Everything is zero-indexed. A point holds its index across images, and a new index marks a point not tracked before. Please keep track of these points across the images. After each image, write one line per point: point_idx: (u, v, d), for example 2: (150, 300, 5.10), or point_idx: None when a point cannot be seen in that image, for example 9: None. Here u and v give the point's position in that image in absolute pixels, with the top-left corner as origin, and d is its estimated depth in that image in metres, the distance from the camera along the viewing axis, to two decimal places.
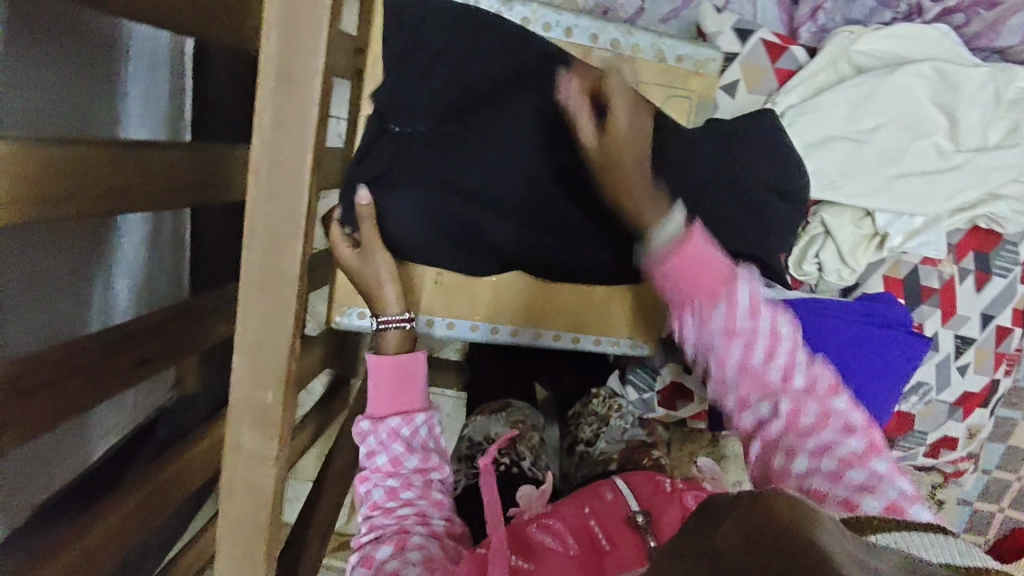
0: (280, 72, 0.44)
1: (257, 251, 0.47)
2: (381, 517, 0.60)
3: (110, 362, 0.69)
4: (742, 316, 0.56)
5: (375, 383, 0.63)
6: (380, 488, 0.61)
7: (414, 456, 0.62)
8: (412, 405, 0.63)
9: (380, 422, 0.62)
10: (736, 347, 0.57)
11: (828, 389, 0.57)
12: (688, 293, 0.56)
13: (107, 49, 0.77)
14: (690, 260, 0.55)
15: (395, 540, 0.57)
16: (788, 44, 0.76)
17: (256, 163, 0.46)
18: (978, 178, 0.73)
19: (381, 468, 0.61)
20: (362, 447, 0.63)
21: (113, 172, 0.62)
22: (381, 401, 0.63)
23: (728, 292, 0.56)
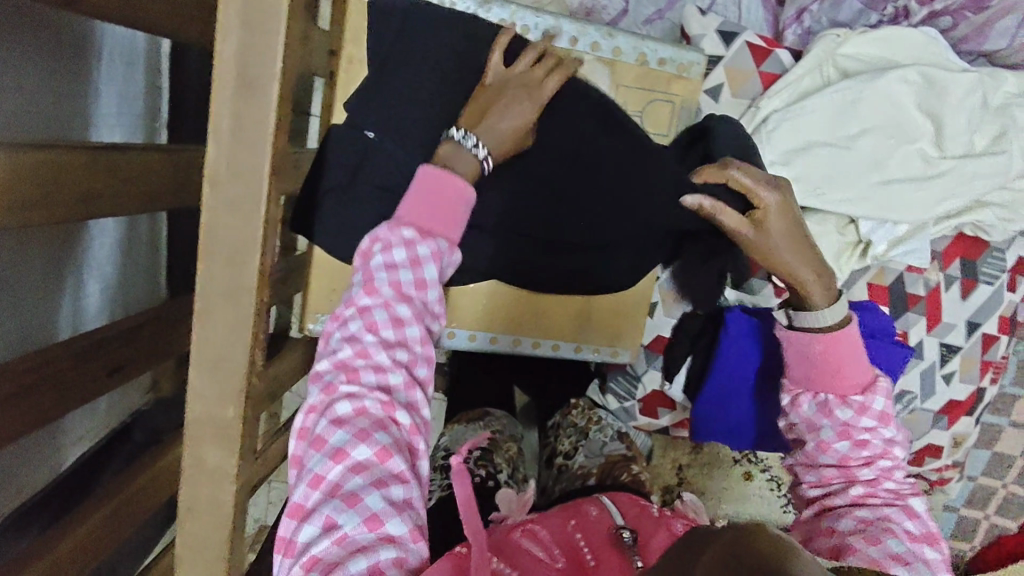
0: (240, 78, 0.43)
1: (219, 263, 0.46)
2: (375, 347, 0.48)
3: (81, 369, 0.67)
4: (866, 419, 0.58)
5: (416, 197, 0.51)
6: (374, 332, 0.48)
7: (436, 292, 0.51)
8: (445, 234, 0.51)
9: (423, 238, 0.50)
10: (848, 442, 0.58)
11: (909, 495, 0.57)
12: (822, 376, 0.59)
13: (79, 48, 0.75)
14: (841, 350, 0.58)
15: (385, 434, 0.45)
16: (774, 47, 0.75)
17: (212, 171, 0.44)
18: (965, 187, 0.72)
19: (394, 308, 0.48)
20: (382, 254, 0.49)
21: (88, 177, 0.60)
22: (424, 207, 0.51)
23: (862, 396, 0.58)
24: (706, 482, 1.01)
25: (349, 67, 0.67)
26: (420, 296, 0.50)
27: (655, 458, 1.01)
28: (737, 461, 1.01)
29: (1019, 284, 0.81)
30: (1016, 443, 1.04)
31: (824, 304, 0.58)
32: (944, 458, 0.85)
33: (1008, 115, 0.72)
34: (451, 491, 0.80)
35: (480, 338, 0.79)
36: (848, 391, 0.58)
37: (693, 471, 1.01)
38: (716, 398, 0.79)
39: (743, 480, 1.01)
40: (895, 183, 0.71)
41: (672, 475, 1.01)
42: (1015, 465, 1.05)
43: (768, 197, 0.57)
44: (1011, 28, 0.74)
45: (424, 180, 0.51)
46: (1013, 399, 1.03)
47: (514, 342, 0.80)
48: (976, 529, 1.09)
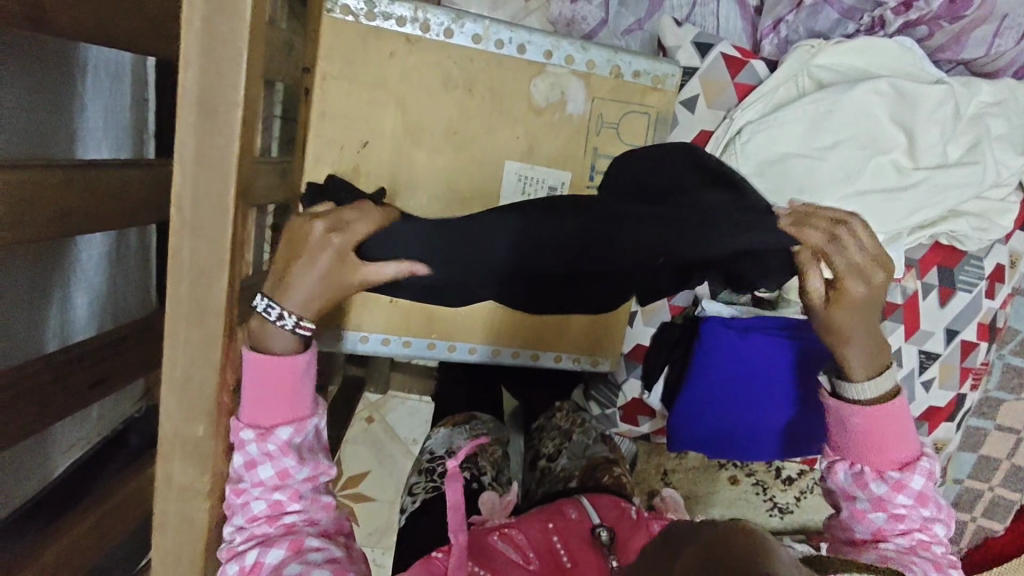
0: (200, 104, 0.44)
1: (185, 288, 0.47)
2: (263, 522, 0.53)
3: (63, 383, 0.68)
4: (903, 496, 0.56)
5: (252, 388, 0.51)
6: (258, 498, 0.53)
7: (305, 469, 0.54)
8: (293, 417, 0.52)
9: (269, 435, 0.52)
10: (884, 513, 0.56)
11: (946, 566, 0.55)
12: (863, 451, 0.56)
13: (63, 64, 0.75)
14: (883, 423, 0.55)
15: (290, 542, 0.52)
16: (749, 57, 0.76)
17: (177, 196, 0.45)
18: (938, 196, 0.72)
19: (260, 474, 0.52)
20: (240, 456, 0.52)
21: (62, 193, 0.61)
22: (261, 398, 0.51)
23: (900, 473, 0.55)
24: (692, 488, 1.02)
25: (323, 82, 0.68)
26: (289, 477, 0.53)
27: (640, 464, 1.02)
28: (723, 466, 1.01)
29: (997, 292, 0.81)
30: (1003, 446, 1.04)
31: (866, 377, 0.55)
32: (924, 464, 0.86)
33: (981, 125, 0.73)
34: (434, 495, 0.81)
35: (460, 346, 0.80)
36: (888, 464, 0.56)
37: (679, 476, 1.02)
38: (705, 402, 0.79)
39: (728, 484, 1.01)
40: (870, 194, 0.72)
41: (658, 479, 1.02)
42: (1001, 467, 1.05)
43: (852, 284, 0.52)
44: (986, 37, 0.74)
45: (252, 375, 0.51)
46: (1000, 403, 1.03)
47: (495, 351, 0.81)
48: (963, 531, 1.09)
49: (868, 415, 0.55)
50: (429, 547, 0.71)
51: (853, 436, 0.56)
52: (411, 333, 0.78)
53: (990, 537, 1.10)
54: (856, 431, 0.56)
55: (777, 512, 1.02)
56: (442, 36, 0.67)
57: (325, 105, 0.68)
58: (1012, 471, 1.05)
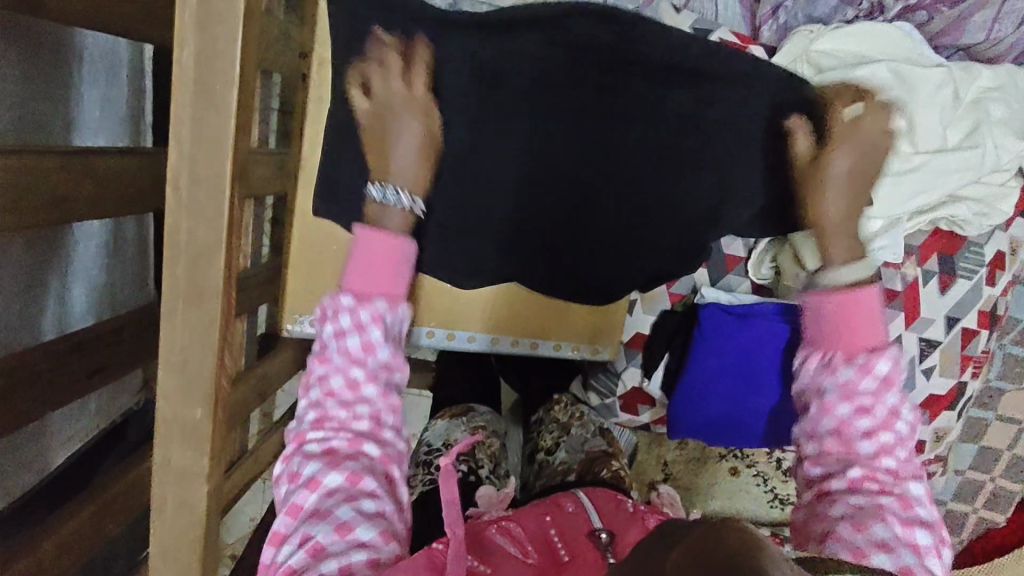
0: (197, 82, 0.43)
1: (183, 268, 0.46)
2: (336, 407, 0.54)
3: (62, 372, 0.67)
4: (870, 380, 0.57)
5: (359, 260, 0.57)
6: (337, 376, 0.54)
7: (388, 347, 0.56)
8: (388, 293, 0.57)
9: (364, 303, 0.55)
10: (850, 407, 0.57)
11: (907, 478, 0.55)
12: (834, 334, 0.59)
13: (59, 52, 0.75)
14: (856, 310, 0.59)
15: (349, 471, 0.51)
16: (747, 44, 0.76)
17: (174, 177, 0.45)
18: (936, 181, 0.72)
19: (348, 351, 0.55)
20: (331, 323, 0.55)
21: (60, 179, 0.61)
22: (365, 272, 0.57)
23: (867, 357, 0.57)
24: (692, 479, 1.02)
25: (321, 68, 0.68)
26: (372, 352, 0.55)
27: (640, 455, 1.02)
28: (723, 457, 1.01)
29: (998, 279, 0.81)
30: (1004, 436, 1.04)
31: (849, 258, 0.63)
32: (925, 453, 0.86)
33: (981, 109, 0.72)
34: (432, 486, 0.80)
35: (458, 335, 0.80)
36: (874, 356, 0.57)
37: (679, 466, 1.02)
38: (707, 377, 0.79)
39: (729, 475, 1.01)
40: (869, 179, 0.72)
41: (657, 470, 1.02)
42: (1003, 458, 1.05)
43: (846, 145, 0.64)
44: (986, 22, 0.74)
45: (363, 245, 0.57)
46: (1000, 393, 1.02)
47: (493, 339, 0.81)
48: (964, 522, 1.09)
49: (841, 299, 0.59)
50: (428, 536, 0.71)
51: (822, 320, 0.60)
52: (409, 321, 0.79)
53: (991, 528, 1.09)
54: (830, 315, 0.60)
55: (778, 503, 1.01)
56: None
57: (323, 91, 0.69)
58: (1014, 461, 1.04)
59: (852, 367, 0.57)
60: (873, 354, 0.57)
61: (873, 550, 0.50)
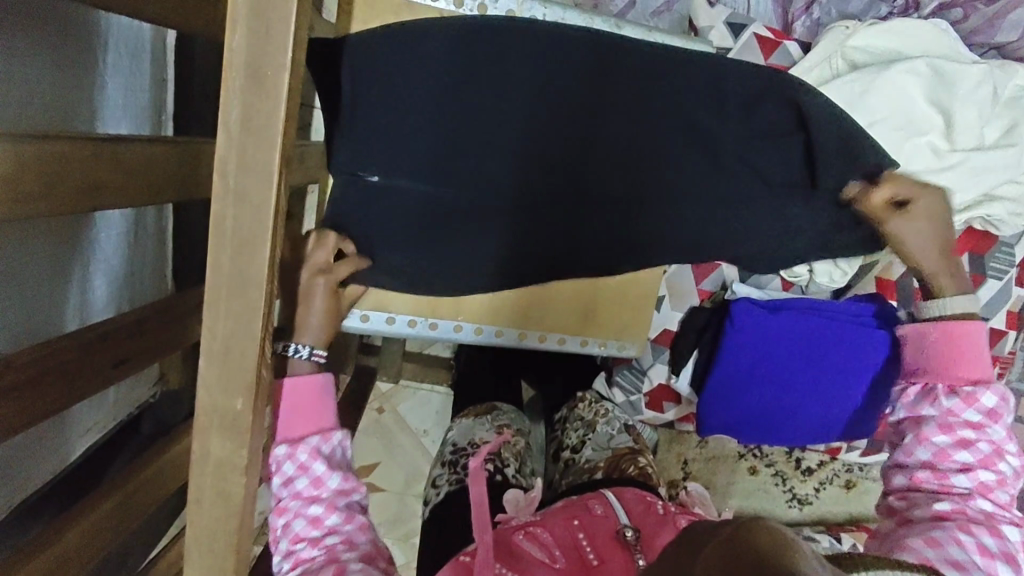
0: (248, 67, 0.42)
1: (227, 258, 0.45)
2: (305, 548, 0.53)
3: (89, 363, 0.66)
4: (972, 412, 0.55)
5: (286, 411, 0.55)
6: (299, 521, 0.54)
7: (336, 474, 0.55)
8: (321, 425, 0.56)
9: (299, 445, 0.54)
10: (949, 439, 0.55)
11: (1003, 521, 0.53)
12: (935, 364, 0.56)
13: (84, 39, 0.74)
14: (959, 339, 0.56)
15: (331, 569, 0.51)
16: (782, 39, 0.77)
17: (221, 162, 0.44)
18: (973, 180, 0.72)
19: (299, 485, 0.54)
20: (276, 478, 0.54)
21: (90, 166, 0.60)
22: (290, 420, 0.55)
23: (970, 388, 0.55)
24: (710, 477, 1.01)
25: None
26: (322, 485, 0.54)
27: (660, 452, 1.01)
28: (742, 456, 1.00)
29: None
30: None
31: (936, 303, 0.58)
32: None
33: (1018, 108, 0.72)
34: (460, 485, 0.80)
35: (487, 329, 0.79)
36: (974, 385, 0.55)
37: (699, 465, 1.01)
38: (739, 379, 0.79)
39: (748, 474, 1.01)
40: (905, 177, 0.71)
41: (678, 469, 1.01)
42: None
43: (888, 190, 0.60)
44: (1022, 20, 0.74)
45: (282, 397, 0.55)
46: None
47: (521, 334, 0.80)
48: None
49: (948, 328, 0.56)
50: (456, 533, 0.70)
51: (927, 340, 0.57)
52: (437, 316, 0.78)
53: None
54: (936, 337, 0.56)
55: (796, 503, 1.01)
56: (474, 12, 0.70)
57: None
58: None
59: (953, 395, 0.55)
60: (977, 386, 0.55)
61: (946, 565, 0.49)
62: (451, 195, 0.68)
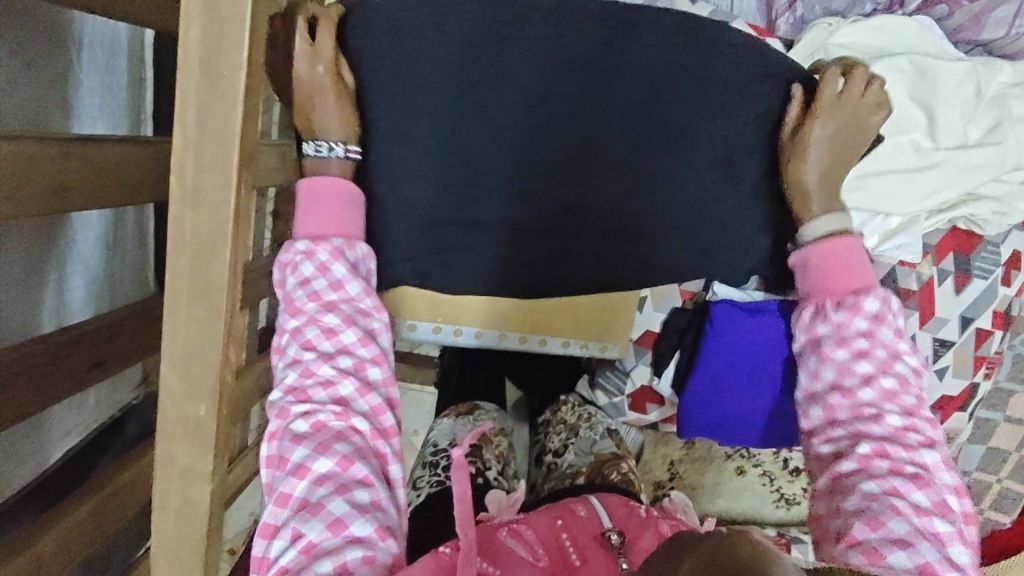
0: (203, 67, 0.42)
1: (187, 262, 0.45)
2: (315, 361, 0.55)
3: (61, 366, 0.65)
4: (860, 320, 0.58)
5: (308, 209, 0.60)
6: (312, 328, 0.56)
7: (355, 282, 0.59)
8: (341, 232, 0.61)
9: (319, 244, 0.59)
10: (847, 354, 0.57)
11: (920, 446, 0.54)
12: (822, 282, 0.60)
13: (57, 38, 0.73)
14: (842, 255, 0.60)
15: (339, 408, 0.54)
16: (764, 36, 0.74)
17: (179, 164, 0.43)
18: (956, 178, 0.71)
19: (315, 285, 0.58)
20: (294, 275, 0.58)
21: (59, 167, 0.59)
22: (313, 220, 0.60)
23: (853, 298, 0.58)
24: (698, 479, 1.00)
25: None
26: (342, 290, 0.58)
27: (647, 454, 1.02)
28: (729, 456, 1.00)
29: (1014, 279, 0.80)
30: (1013, 438, 1.03)
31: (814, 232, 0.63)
32: None
33: (1002, 106, 0.71)
34: (440, 488, 0.79)
35: (466, 330, 0.78)
36: (860, 297, 0.58)
37: (686, 467, 1.01)
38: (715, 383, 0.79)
39: (735, 475, 1.00)
40: (887, 175, 0.70)
41: (663, 470, 1.01)
42: (1010, 460, 1.04)
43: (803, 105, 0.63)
44: (1007, 17, 0.72)
45: (306, 193, 0.59)
46: (1010, 394, 1.01)
47: (500, 335, 0.79)
48: None
49: (824, 251, 0.61)
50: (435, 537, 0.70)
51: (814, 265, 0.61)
52: (415, 317, 0.78)
53: (997, 529, 1.08)
54: (816, 260, 0.61)
55: (784, 503, 0.99)
56: None
57: None
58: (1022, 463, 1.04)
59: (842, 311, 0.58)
60: (860, 295, 0.58)
61: (889, 548, 0.48)
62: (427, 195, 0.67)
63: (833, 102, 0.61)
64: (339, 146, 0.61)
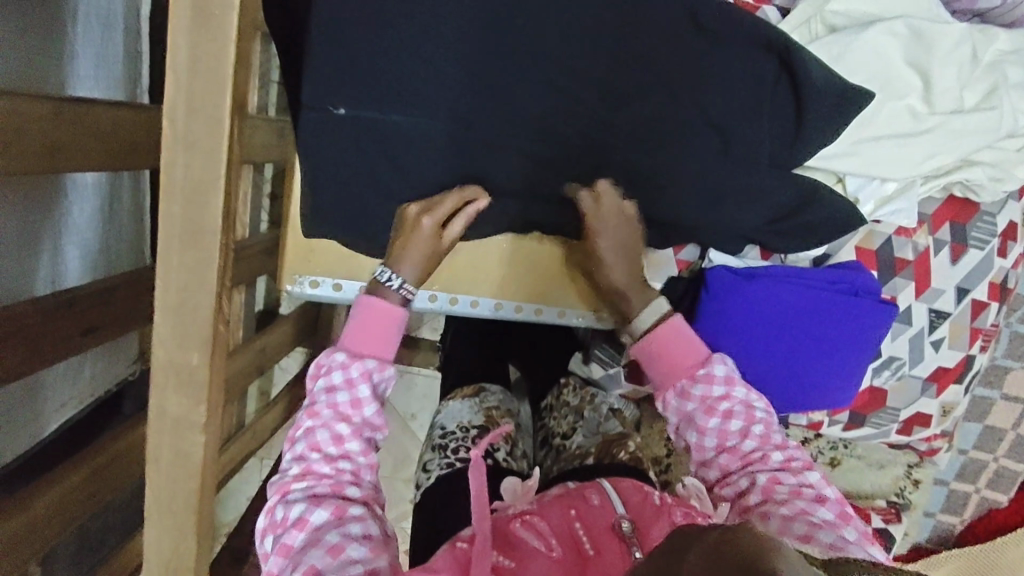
0: (194, 8, 0.42)
1: (178, 206, 0.45)
2: (319, 462, 0.55)
3: (53, 328, 0.65)
4: (719, 386, 0.64)
5: (356, 325, 0.60)
6: (323, 430, 0.56)
7: (374, 405, 0.58)
8: (378, 353, 0.59)
9: (357, 360, 0.58)
10: (717, 418, 0.63)
11: (802, 470, 0.60)
12: (664, 367, 0.66)
13: (52, 3, 0.73)
14: (669, 337, 0.66)
15: (333, 507, 0.52)
16: (761, 3, 0.74)
17: (170, 107, 0.43)
18: (951, 143, 0.71)
19: (333, 390, 0.57)
20: (323, 378, 0.57)
21: (52, 126, 0.58)
22: (360, 333, 0.59)
23: (705, 370, 0.64)
24: None
25: None
26: (360, 409, 0.57)
27: (644, 430, 1.00)
28: None
29: (1009, 250, 0.80)
30: (1008, 416, 1.03)
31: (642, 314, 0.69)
32: (929, 426, 0.86)
33: (998, 72, 0.71)
34: (451, 470, 0.79)
35: (462, 299, 0.78)
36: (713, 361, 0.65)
37: None
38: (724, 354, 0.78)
39: None
40: (883, 140, 0.70)
41: (661, 446, 1.00)
42: (1007, 438, 1.04)
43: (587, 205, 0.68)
44: None
45: (363, 309, 0.60)
46: (1006, 371, 1.01)
47: (497, 305, 0.80)
48: (966, 503, 1.08)
49: (662, 331, 0.66)
50: None
51: (653, 342, 0.66)
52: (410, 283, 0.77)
53: (993, 508, 1.08)
54: (657, 337, 0.66)
55: None
56: None
57: None
58: (1017, 441, 1.04)
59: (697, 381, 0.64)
60: (708, 365, 0.65)
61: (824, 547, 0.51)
62: (421, 160, 0.67)
63: (605, 212, 0.67)
64: (400, 279, 0.62)
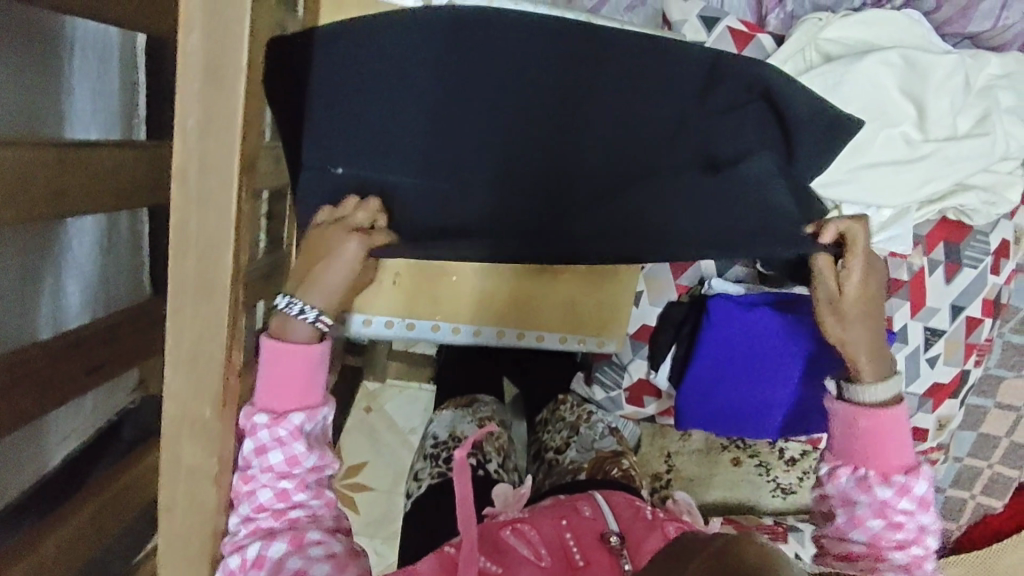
0: (205, 71, 0.42)
1: (191, 263, 0.45)
2: (269, 518, 0.55)
3: (58, 369, 0.65)
4: (907, 499, 0.58)
5: (269, 373, 0.56)
6: (265, 489, 0.56)
7: (313, 455, 0.57)
8: (304, 404, 0.56)
9: (280, 419, 0.55)
10: (881, 520, 0.58)
11: None
12: (862, 449, 0.59)
13: (48, 43, 0.72)
14: (887, 427, 0.58)
15: (290, 537, 0.55)
16: (756, 32, 0.76)
17: (180, 167, 0.44)
18: (945, 169, 0.72)
19: (264, 453, 0.55)
20: (251, 440, 0.55)
21: (54, 174, 0.58)
22: (279, 385, 0.56)
23: (904, 478, 0.58)
24: (695, 469, 1.02)
25: None
26: (298, 463, 0.56)
27: (644, 446, 1.02)
28: (726, 447, 1.01)
29: (1002, 267, 0.81)
30: (1002, 424, 1.04)
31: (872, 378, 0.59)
32: (928, 440, 0.87)
33: (990, 97, 0.73)
34: (441, 481, 0.80)
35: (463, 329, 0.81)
36: (914, 477, 0.58)
37: (683, 458, 1.01)
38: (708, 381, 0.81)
39: (731, 465, 1.01)
40: (880, 167, 0.72)
41: (662, 462, 1.02)
42: (1000, 445, 1.05)
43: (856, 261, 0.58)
44: (993, 10, 0.74)
45: (270, 359, 0.55)
46: (999, 380, 1.03)
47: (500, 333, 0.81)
48: (962, 509, 1.10)
49: (874, 419, 0.58)
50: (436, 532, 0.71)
51: (861, 428, 0.58)
52: (414, 316, 0.80)
53: (988, 513, 1.10)
54: (868, 426, 0.58)
55: (780, 492, 1.01)
56: None
57: None
58: (1011, 448, 1.05)
59: (886, 483, 0.58)
60: (910, 476, 0.58)
61: None
62: None
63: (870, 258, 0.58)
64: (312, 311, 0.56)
